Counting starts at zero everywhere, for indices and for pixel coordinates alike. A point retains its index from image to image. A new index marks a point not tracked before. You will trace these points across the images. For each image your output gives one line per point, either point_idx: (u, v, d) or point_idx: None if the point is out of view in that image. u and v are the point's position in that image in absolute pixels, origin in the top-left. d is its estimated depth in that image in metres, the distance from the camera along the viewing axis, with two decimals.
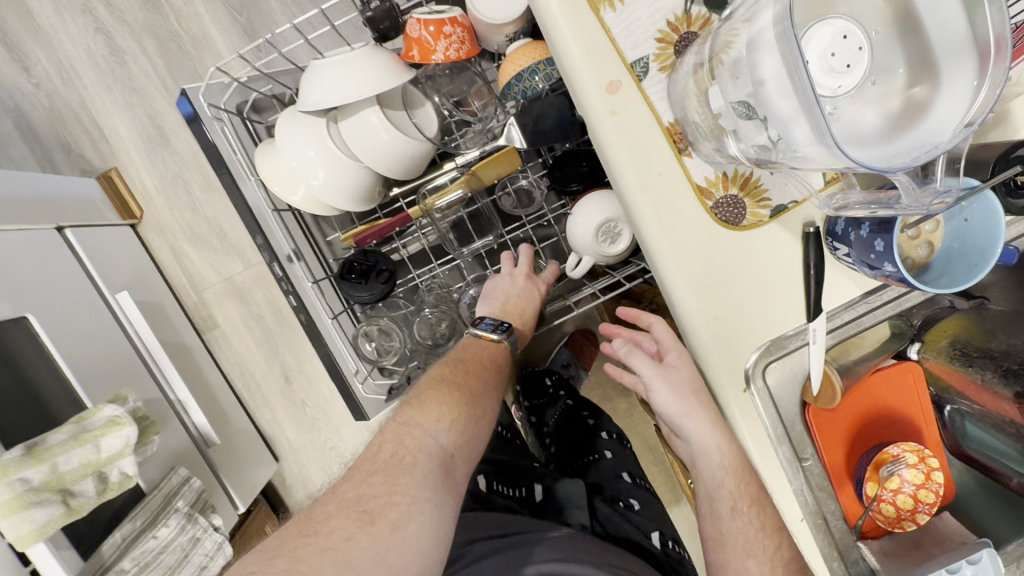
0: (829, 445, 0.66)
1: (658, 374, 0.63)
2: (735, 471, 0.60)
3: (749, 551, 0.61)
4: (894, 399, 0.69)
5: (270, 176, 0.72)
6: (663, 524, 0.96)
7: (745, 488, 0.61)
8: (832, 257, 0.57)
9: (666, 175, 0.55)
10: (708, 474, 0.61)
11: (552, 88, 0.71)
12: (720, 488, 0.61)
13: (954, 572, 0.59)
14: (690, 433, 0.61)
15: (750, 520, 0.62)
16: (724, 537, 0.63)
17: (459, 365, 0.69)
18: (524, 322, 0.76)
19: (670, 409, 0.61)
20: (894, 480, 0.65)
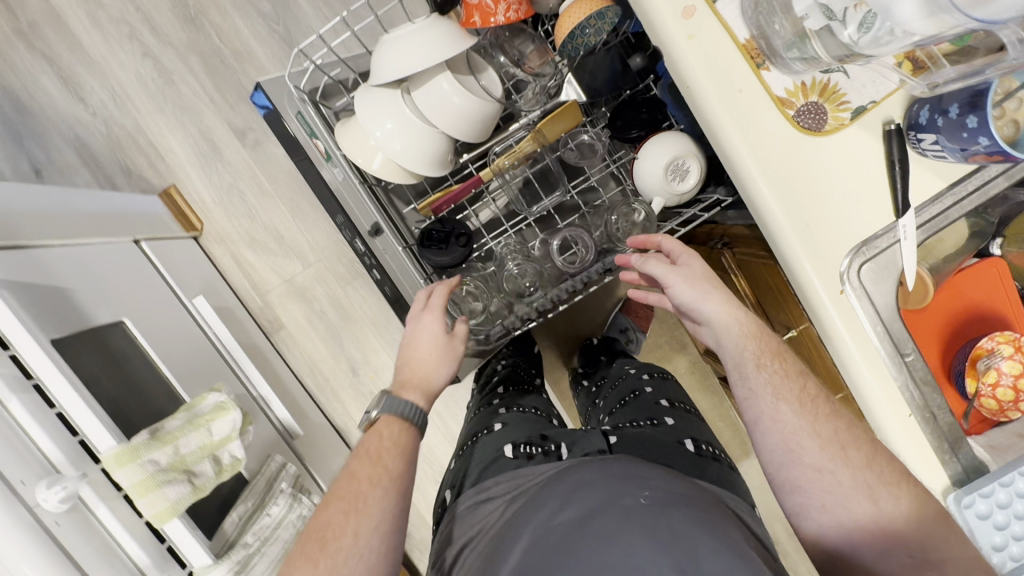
0: (923, 344, 0.69)
1: (674, 270, 0.67)
2: (750, 327, 0.64)
3: (780, 396, 0.60)
4: (983, 298, 0.70)
5: (350, 148, 0.76)
6: (700, 432, 0.85)
7: (764, 343, 0.63)
8: (916, 152, 0.59)
9: (747, 91, 0.57)
10: (731, 346, 0.63)
11: (604, 43, 0.75)
12: (742, 353, 0.63)
13: None
14: (703, 305, 0.65)
15: (774, 372, 0.61)
16: (757, 399, 0.61)
17: (324, 502, 0.59)
18: (421, 370, 0.70)
19: (686, 299, 0.66)
20: (995, 374, 0.65)
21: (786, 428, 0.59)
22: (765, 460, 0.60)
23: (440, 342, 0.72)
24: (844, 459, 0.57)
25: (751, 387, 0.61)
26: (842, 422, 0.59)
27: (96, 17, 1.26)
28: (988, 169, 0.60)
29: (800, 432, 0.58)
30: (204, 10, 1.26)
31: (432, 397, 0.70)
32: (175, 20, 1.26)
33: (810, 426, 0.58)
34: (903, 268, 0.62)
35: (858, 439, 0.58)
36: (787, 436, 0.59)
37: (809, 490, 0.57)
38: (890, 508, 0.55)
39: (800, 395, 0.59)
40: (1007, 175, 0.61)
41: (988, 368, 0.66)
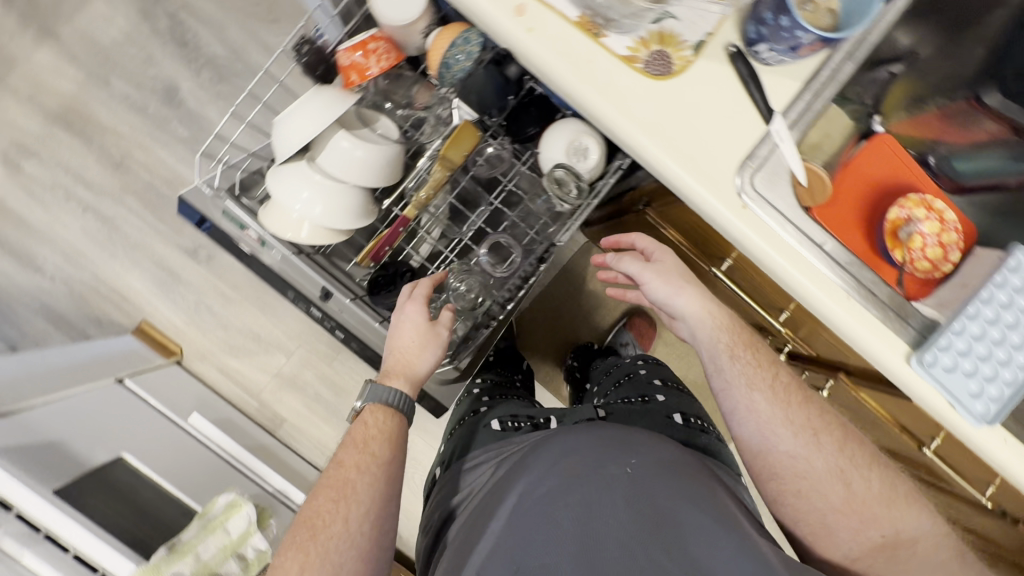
0: (846, 234, 0.70)
1: (649, 268, 0.78)
2: (727, 321, 0.75)
3: (753, 386, 0.72)
4: (882, 174, 0.73)
5: (276, 226, 0.80)
6: (687, 405, 0.99)
7: (739, 337, 0.75)
8: (761, 65, 0.64)
9: (595, 60, 0.62)
10: (704, 335, 0.75)
11: (478, 62, 0.80)
12: (717, 344, 0.75)
13: (1004, 284, 0.65)
14: (678, 300, 0.76)
15: (746, 363, 0.74)
16: (737, 394, 0.73)
17: (321, 488, 0.69)
18: (406, 358, 0.77)
19: (661, 294, 0.77)
20: (919, 240, 0.68)
21: (766, 418, 0.71)
22: (742, 445, 0.73)
23: (425, 329, 0.78)
24: (820, 447, 0.70)
25: (727, 379, 0.73)
26: (813, 412, 0.72)
27: (32, 191, 1.33)
28: (832, 58, 0.65)
29: (781, 423, 0.71)
30: (128, 153, 1.33)
31: (417, 382, 0.78)
32: (103, 170, 1.33)
33: (787, 417, 0.71)
34: (792, 168, 0.65)
35: (829, 427, 0.71)
36: (762, 424, 0.71)
37: (785, 475, 0.70)
38: (858, 490, 0.69)
39: (771, 386, 0.71)
40: (852, 58, 0.65)
41: (910, 234, 0.69)
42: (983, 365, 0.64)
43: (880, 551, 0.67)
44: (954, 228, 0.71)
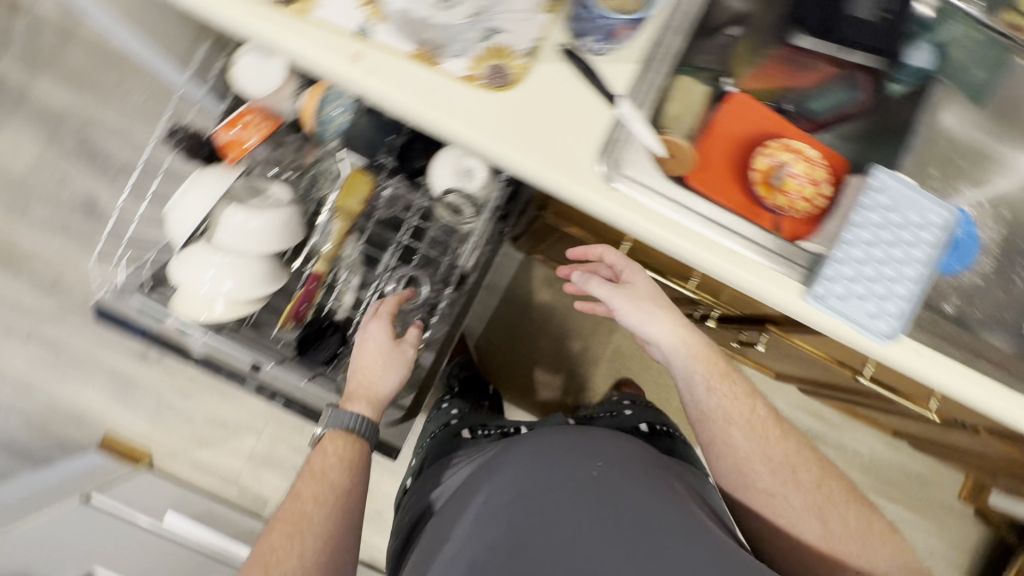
0: (725, 193, 0.72)
1: (619, 293, 0.79)
2: (701, 351, 0.79)
3: (730, 422, 0.78)
4: (746, 130, 0.76)
5: (191, 310, 0.82)
6: (654, 417, 1.15)
7: (714, 365, 0.79)
8: (595, 57, 0.68)
9: (438, 87, 0.65)
10: (680, 365, 0.79)
11: (360, 112, 0.85)
12: (692, 374, 0.79)
13: (868, 204, 0.68)
14: (650, 325, 0.78)
15: (724, 395, 0.79)
16: (717, 426, 0.79)
17: (280, 516, 0.72)
18: (370, 377, 0.83)
19: (633, 321, 0.79)
20: (793, 181, 0.73)
21: (743, 452, 0.78)
22: (719, 467, 0.81)
23: (388, 349, 0.84)
24: (796, 480, 0.78)
25: (703, 410, 0.79)
26: (792, 443, 0.79)
27: None
28: (661, 39, 0.69)
29: (759, 457, 0.78)
30: (59, 273, 1.34)
31: (379, 404, 0.83)
32: (37, 296, 1.34)
33: (764, 448, 0.78)
34: (649, 143, 0.68)
35: (805, 459, 0.79)
36: (739, 459, 0.78)
37: (763, 508, 0.79)
38: (836, 526, 0.77)
39: (748, 426, 0.78)
40: (678, 32, 0.69)
41: (782, 178, 0.73)
42: (870, 282, 0.67)
43: None
44: (818, 161, 0.75)
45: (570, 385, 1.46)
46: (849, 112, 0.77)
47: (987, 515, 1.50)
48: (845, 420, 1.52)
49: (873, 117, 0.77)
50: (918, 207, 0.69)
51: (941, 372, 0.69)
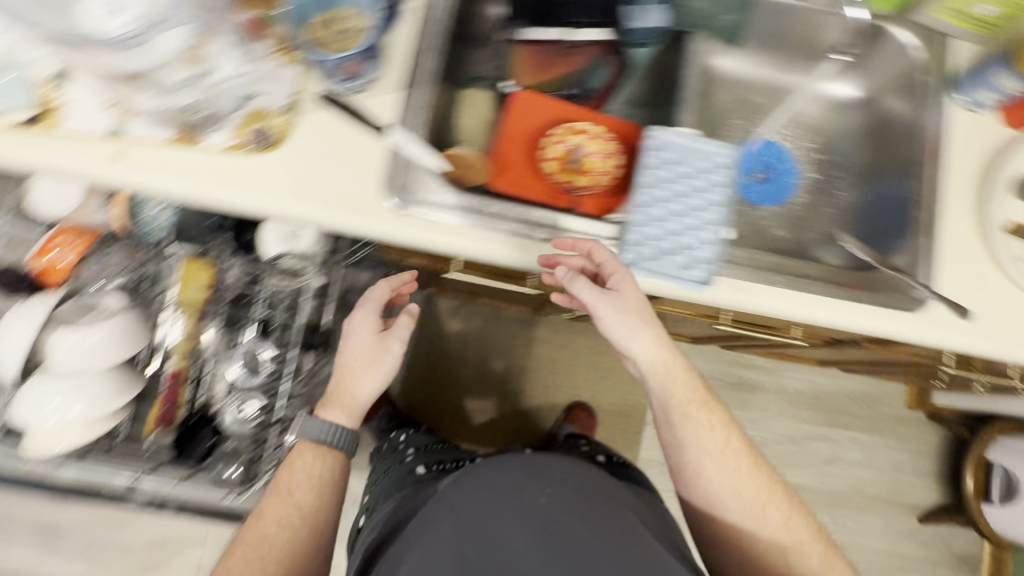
0: (527, 187, 0.75)
1: (604, 301, 0.67)
2: (680, 375, 0.69)
3: (704, 450, 0.68)
4: (536, 122, 0.78)
5: (43, 447, 0.78)
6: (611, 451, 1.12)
7: (693, 393, 0.69)
8: (355, 95, 0.69)
9: (207, 164, 0.66)
10: (656, 387, 0.69)
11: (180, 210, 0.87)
12: (670, 398, 0.69)
13: (650, 164, 0.71)
14: (631, 342, 0.67)
15: (699, 423, 0.68)
16: (691, 448, 0.68)
17: (238, 545, 0.64)
18: (353, 376, 0.73)
19: (616, 334, 0.68)
20: (593, 161, 0.75)
21: (713, 485, 0.68)
22: (682, 485, 0.71)
23: (372, 343, 0.74)
24: (762, 516, 0.67)
25: (677, 435, 0.69)
26: (764, 480, 0.68)
27: None
28: (416, 60, 0.70)
29: (731, 492, 0.67)
30: None
31: (358, 411, 0.72)
32: None
33: (735, 481, 0.67)
34: (430, 160, 0.68)
35: (774, 494, 0.68)
36: (710, 490, 0.68)
37: (724, 548, 0.69)
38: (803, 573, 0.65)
39: (723, 453, 0.68)
40: (432, 51, 0.70)
41: (580, 160, 0.75)
42: (673, 233, 0.69)
43: None
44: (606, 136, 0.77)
45: (504, 406, 1.45)
46: (613, 85, 0.80)
47: (939, 417, 1.51)
48: (779, 364, 1.53)
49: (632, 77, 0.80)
50: (705, 155, 0.72)
51: (765, 300, 0.71)
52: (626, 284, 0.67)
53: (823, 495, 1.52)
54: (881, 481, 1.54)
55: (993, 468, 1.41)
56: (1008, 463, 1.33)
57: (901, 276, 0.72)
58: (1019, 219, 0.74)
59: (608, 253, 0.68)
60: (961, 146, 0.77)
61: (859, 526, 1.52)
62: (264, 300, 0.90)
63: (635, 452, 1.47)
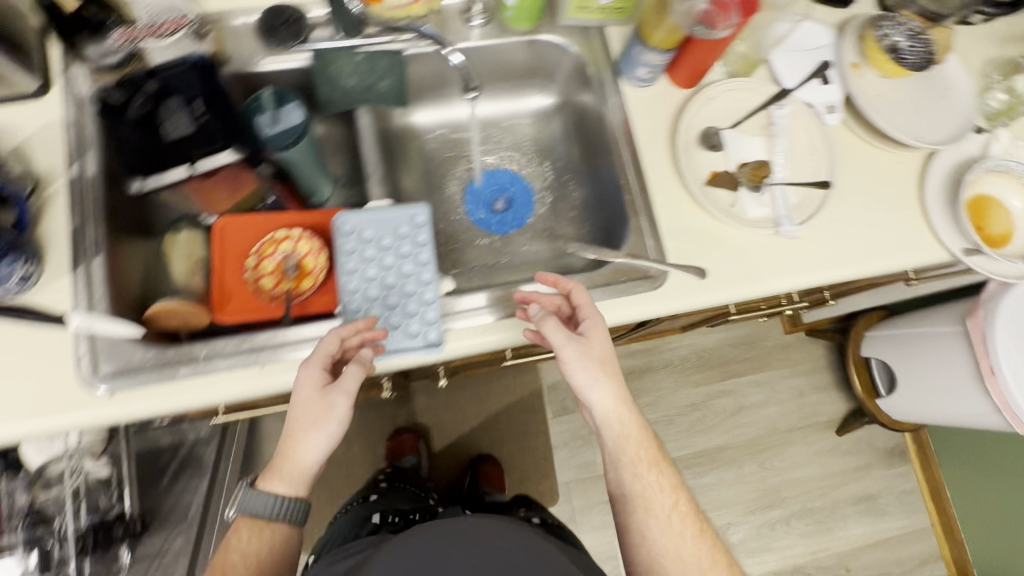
0: (253, 310, 0.73)
1: (570, 346, 0.64)
2: (636, 432, 0.66)
3: (650, 511, 0.66)
4: (245, 242, 0.76)
5: None
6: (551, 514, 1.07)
7: (644, 452, 0.67)
8: (24, 295, 0.66)
9: None
10: (609, 440, 0.67)
11: None
12: (623, 456, 0.66)
13: (347, 251, 0.70)
14: (589, 393, 0.65)
15: (649, 483, 0.67)
16: (636, 503, 0.66)
17: None
18: (291, 445, 0.62)
19: (575, 380, 0.65)
20: (310, 261, 0.74)
21: (654, 548, 0.65)
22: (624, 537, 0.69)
23: (312, 401, 0.61)
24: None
25: (626, 491, 0.67)
26: (705, 545, 0.66)
27: None
28: (80, 235, 0.68)
29: (673, 559, 0.64)
30: None
31: (305, 479, 0.63)
32: None
33: (674, 545, 0.65)
34: (119, 329, 0.65)
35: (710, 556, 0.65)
36: (652, 555, 0.65)
37: None
38: None
39: (669, 514, 0.66)
40: (93, 223, 0.68)
41: (297, 264, 0.74)
42: (394, 310, 0.69)
43: None
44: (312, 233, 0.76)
45: None
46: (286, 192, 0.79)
47: (816, 332, 1.55)
48: (656, 341, 1.55)
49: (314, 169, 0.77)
50: (397, 220, 0.71)
51: (513, 333, 0.71)
52: (591, 325, 0.65)
53: (743, 447, 1.53)
54: (791, 411, 1.57)
55: (873, 362, 1.46)
56: (880, 354, 1.38)
57: (633, 261, 0.73)
58: (714, 169, 0.78)
59: (586, 295, 0.67)
60: (648, 119, 0.80)
61: (786, 462, 1.54)
62: (48, 516, 0.80)
63: (551, 480, 1.44)
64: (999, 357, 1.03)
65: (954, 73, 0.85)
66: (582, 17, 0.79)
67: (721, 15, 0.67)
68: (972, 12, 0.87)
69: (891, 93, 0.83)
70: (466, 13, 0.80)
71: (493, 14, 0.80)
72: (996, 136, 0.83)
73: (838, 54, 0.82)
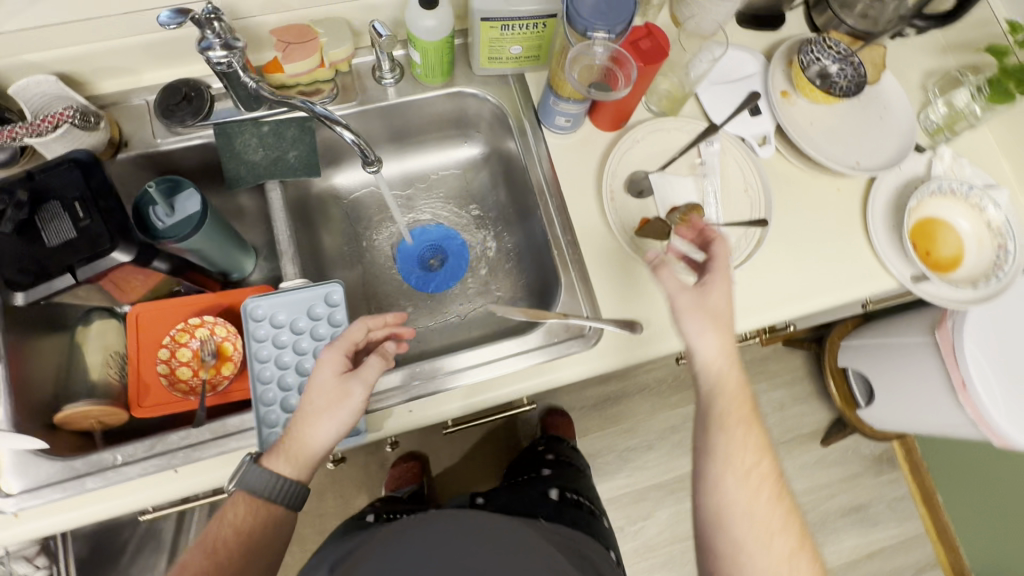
0: (168, 403, 0.69)
1: (686, 299, 0.61)
2: (733, 388, 0.59)
3: (733, 464, 0.56)
4: (159, 330, 0.72)
5: None
6: (564, 483, 0.98)
7: (739, 408, 0.58)
8: None
9: None
10: (711, 381, 0.59)
11: None
12: (717, 406, 0.58)
13: (258, 337, 0.66)
14: (693, 339, 0.60)
15: (742, 435, 0.57)
16: (713, 459, 0.56)
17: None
18: (301, 429, 0.57)
19: (687, 326, 0.60)
20: (228, 344, 0.72)
21: (729, 504, 0.55)
22: (694, 523, 0.58)
23: (329, 386, 0.58)
24: (767, 551, 0.53)
25: (710, 434, 0.58)
26: (783, 527, 0.54)
27: None
28: None
29: (742, 515, 0.54)
30: None
31: (313, 463, 0.58)
32: None
33: (749, 503, 0.54)
34: (19, 444, 0.61)
35: (791, 531, 0.54)
36: (721, 506, 0.55)
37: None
38: None
39: (751, 473, 0.55)
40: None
41: (215, 350, 0.71)
42: None
43: None
44: (229, 316, 0.73)
45: None
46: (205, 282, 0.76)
47: (793, 342, 1.51)
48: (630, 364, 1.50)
49: (231, 248, 0.74)
50: (312, 299, 0.68)
51: (444, 408, 0.68)
52: (716, 277, 0.61)
53: None
54: (773, 425, 1.53)
55: (851, 372, 1.42)
56: (856, 365, 1.34)
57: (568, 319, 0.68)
58: (644, 216, 0.74)
59: (725, 246, 0.62)
60: (572, 167, 0.77)
61: None
62: None
63: None
64: (968, 369, 0.96)
65: (890, 91, 0.81)
66: (496, 67, 0.76)
67: (621, 72, 0.64)
68: (904, 27, 0.83)
69: (825, 119, 0.79)
70: (376, 70, 0.76)
71: (404, 70, 0.77)
72: (939, 154, 0.79)
73: (764, 82, 0.79)
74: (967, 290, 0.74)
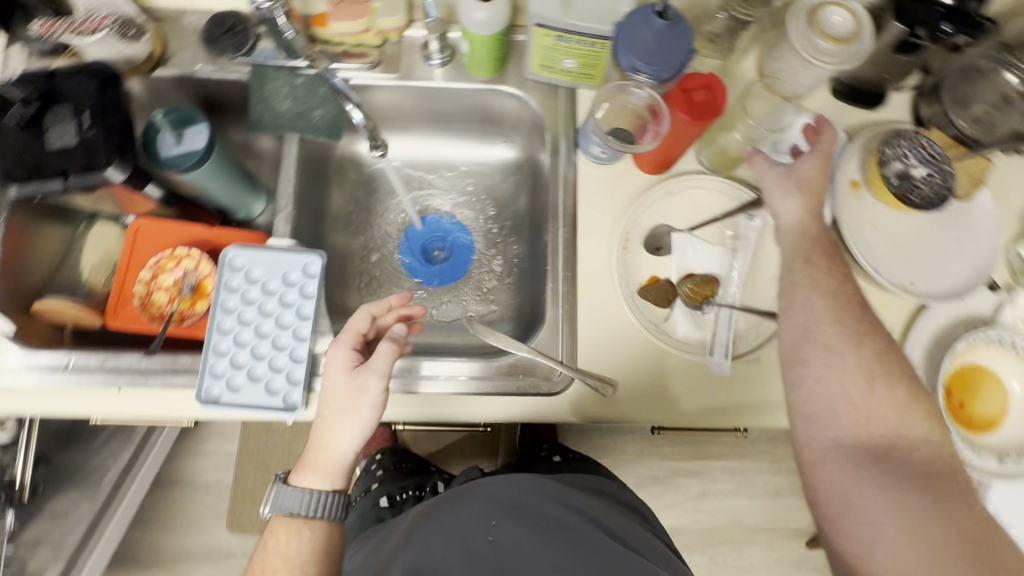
0: (135, 323, 0.70)
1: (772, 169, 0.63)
2: (817, 233, 0.60)
3: (815, 286, 0.57)
4: (149, 251, 0.73)
5: None
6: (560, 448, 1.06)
7: (821, 243, 0.59)
8: None
9: None
10: (790, 231, 0.61)
11: None
12: (793, 253, 0.60)
13: (229, 286, 0.66)
14: (777, 202, 0.62)
15: (824, 267, 0.58)
16: (797, 285, 0.57)
17: None
18: (323, 435, 0.56)
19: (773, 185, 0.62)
20: (208, 283, 0.71)
21: (814, 312, 0.55)
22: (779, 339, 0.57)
23: (343, 384, 0.56)
24: (856, 351, 0.53)
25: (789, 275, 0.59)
26: (865, 330, 0.55)
27: None
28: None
29: (828, 321, 0.55)
30: None
31: (344, 473, 0.57)
32: None
33: (834, 310, 0.55)
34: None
35: (880, 333, 0.55)
36: (807, 322, 0.55)
37: (826, 400, 0.53)
38: (911, 430, 0.52)
39: (836, 288, 0.57)
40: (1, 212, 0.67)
41: (193, 285, 0.71)
42: (262, 359, 0.64)
43: (929, 459, 0.50)
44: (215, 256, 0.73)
45: None
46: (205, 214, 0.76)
47: None
48: None
49: (242, 191, 0.73)
50: (290, 264, 0.67)
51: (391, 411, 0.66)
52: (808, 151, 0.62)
53: (697, 535, 1.41)
54: (760, 510, 1.43)
55: None
56: None
57: (540, 358, 0.64)
58: (654, 274, 0.69)
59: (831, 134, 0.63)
60: (596, 202, 0.71)
61: (741, 562, 1.41)
62: None
63: None
64: None
65: (982, 212, 0.71)
66: (548, 76, 0.70)
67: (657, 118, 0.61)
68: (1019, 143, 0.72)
69: (893, 224, 0.70)
70: (426, 49, 0.73)
71: (455, 53, 0.73)
72: (1013, 299, 0.68)
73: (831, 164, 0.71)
74: (990, 460, 0.64)
